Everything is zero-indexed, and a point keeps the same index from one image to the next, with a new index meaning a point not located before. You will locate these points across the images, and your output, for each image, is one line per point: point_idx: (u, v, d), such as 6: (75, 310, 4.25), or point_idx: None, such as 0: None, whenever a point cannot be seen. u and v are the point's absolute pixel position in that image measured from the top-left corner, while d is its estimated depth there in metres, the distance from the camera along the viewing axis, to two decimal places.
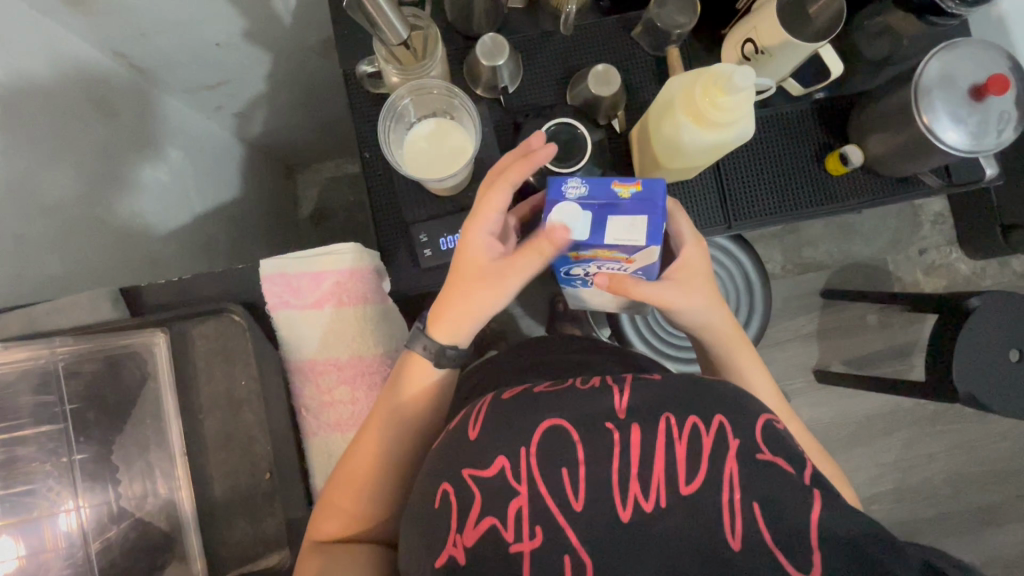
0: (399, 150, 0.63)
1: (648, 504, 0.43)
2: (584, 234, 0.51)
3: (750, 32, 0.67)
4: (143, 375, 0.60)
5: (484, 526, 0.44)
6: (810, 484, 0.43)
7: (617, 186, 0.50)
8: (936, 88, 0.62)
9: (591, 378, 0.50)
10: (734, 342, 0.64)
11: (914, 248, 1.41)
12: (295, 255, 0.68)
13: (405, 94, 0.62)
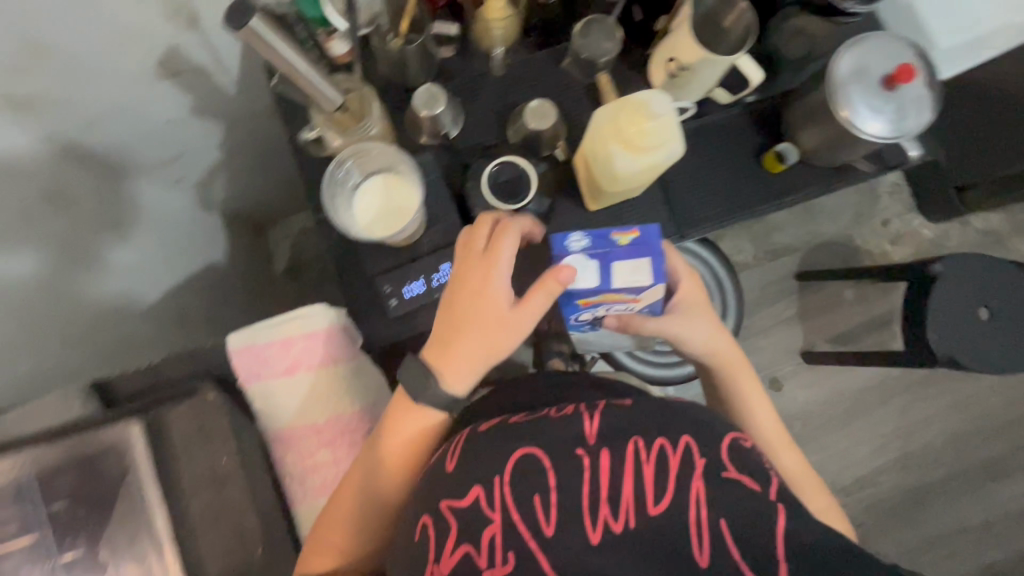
0: (348, 211, 0.64)
1: (618, 524, 0.46)
2: (596, 281, 0.59)
3: (670, 51, 0.70)
4: (124, 468, 0.60)
5: (459, 554, 0.48)
6: (776, 500, 0.47)
7: (616, 236, 0.60)
8: (849, 83, 0.65)
9: (565, 408, 0.55)
10: (731, 369, 0.67)
11: (877, 220, 1.44)
12: (259, 325, 0.69)
13: (345, 157, 0.63)
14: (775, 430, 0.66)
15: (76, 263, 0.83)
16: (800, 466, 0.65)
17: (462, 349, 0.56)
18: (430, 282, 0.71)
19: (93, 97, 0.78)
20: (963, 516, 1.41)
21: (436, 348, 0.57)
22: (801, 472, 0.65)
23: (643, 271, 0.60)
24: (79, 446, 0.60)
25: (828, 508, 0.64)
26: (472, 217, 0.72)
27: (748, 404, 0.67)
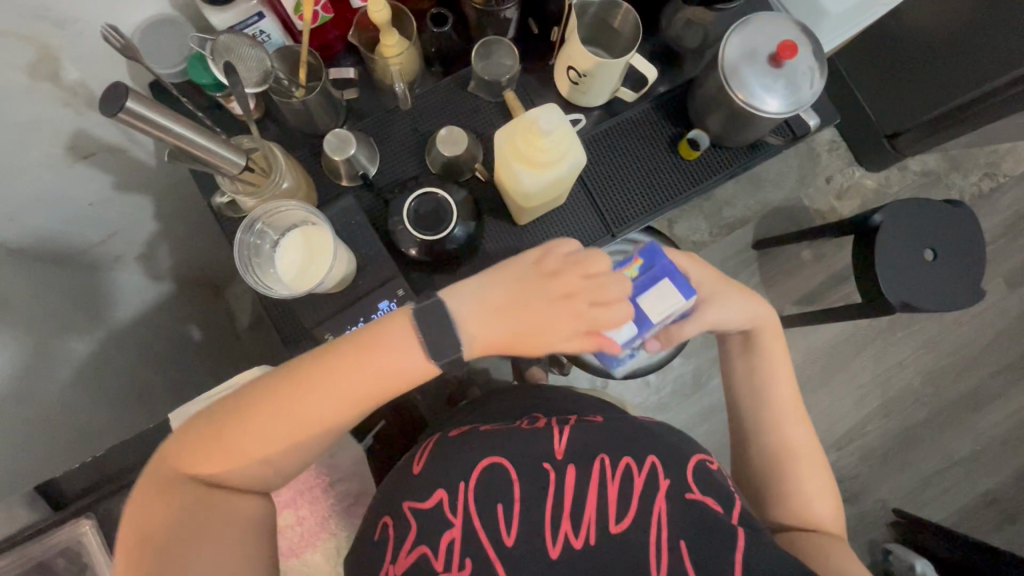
0: (270, 271, 0.65)
1: (579, 540, 0.50)
2: (633, 327, 0.64)
3: (568, 60, 0.71)
4: (80, 567, 0.60)
5: (414, 554, 0.50)
6: (736, 523, 0.51)
7: (625, 271, 0.65)
8: (739, 65, 0.67)
9: (538, 423, 0.59)
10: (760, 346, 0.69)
11: (821, 178, 1.47)
12: (202, 398, 0.70)
13: (255, 219, 0.64)
14: (796, 417, 0.66)
15: (35, 366, 0.81)
16: (806, 455, 0.64)
17: (512, 330, 0.53)
18: (372, 322, 0.71)
19: (10, 194, 0.76)
20: (952, 449, 1.45)
21: (488, 314, 0.52)
22: (804, 461, 0.64)
23: (666, 296, 0.64)
24: (35, 553, 0.59)
25: (823, 504, 0.62)
26: (403, 252, 0.72)
27: (777, 383, 0.67)
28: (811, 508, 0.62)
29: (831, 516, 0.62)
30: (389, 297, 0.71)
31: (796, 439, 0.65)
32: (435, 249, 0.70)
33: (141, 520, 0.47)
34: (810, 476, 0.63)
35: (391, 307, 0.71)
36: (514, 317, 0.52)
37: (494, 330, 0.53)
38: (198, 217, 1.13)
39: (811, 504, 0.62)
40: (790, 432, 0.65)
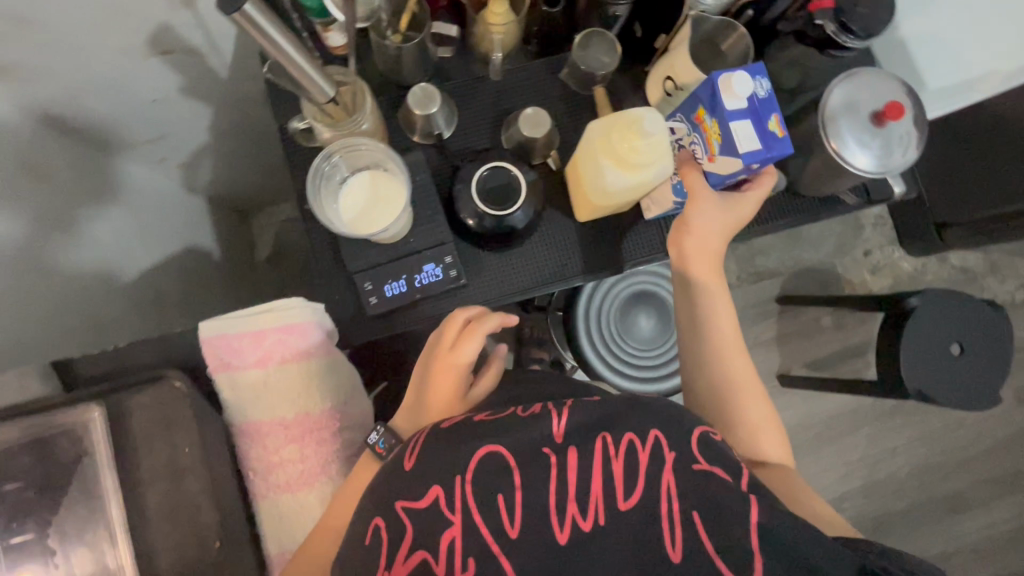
0: (330, 205, 0.64)
1: (587, 523, 0.48)
2: (731, 106, 0.58)
3: (668, 70, 0.70)
4: (79, 453, 0.59)
5: (415, 559, 0.49)
6: (747, 490, 0.48)
7: (775, 123, 0.60)
8: (840, 115, 0.66)
9: (533, 408, 0.56)
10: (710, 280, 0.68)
11: (859, 251, 1.47)
12: (231, 314, 0.66)
13: (331, 152, 0.63)
14: (739, 354, 0.67)
15: (64, 247, 0.82)
16: (748, 388, 0.65)
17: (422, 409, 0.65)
18: (413, 282, 0.71)
19: (77, 71, 0.76)
20: (922, 547, 1.44)
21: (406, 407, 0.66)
22: (753, 390, 0.66)
23: (744, 138, 0.59)
24: (43, 425, 0.59)
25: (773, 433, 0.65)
26: (460, 220, 0.71)
27: (720, 322, 0.67)
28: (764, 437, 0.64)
29: (776, 441, 0.65)
30: (435, 262, 0.71)
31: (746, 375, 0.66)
32: (492, 226, 0.69)
33: None
34: (759, 405, 0.65)
35: (435, 271, 0.71)
36: (427, 402, 0.64)
37: (419, 413, 0.65)
38: (249, 138, 1.13)
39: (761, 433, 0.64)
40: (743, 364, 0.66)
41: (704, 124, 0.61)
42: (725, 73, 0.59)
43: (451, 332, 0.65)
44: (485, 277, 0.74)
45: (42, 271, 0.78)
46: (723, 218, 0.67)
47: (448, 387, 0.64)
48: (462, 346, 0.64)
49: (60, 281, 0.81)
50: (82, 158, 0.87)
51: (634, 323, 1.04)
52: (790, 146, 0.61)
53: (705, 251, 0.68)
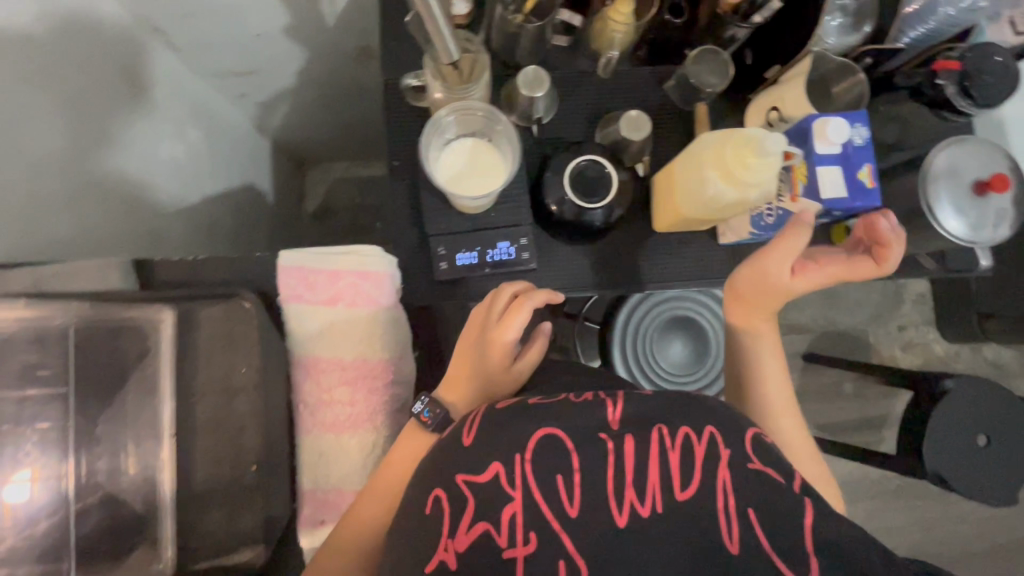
0: (433, 150, 0.65)
1: (646, 508, 0.46)
2: (825, 149, 0.58)
3: (776, 101, 0.70)
4: (143, 351, 0.59)
5: (477, 530, 0.47)
6: (799, 493, 0.47)
7: (865, 173, 0.59)
8: (942, 177, 0.66)
9: (585, 394, 0.55)
10: (758, 338, 0.64)
11: (893, 324, 1.44)
12: (314, 249, 0.68)
13: (450, 111, 0.63)
14: (785, 405, 0.63)
15: (144, 158, 0.83)
16: (794, 438, 0.61)
17: (466, 385, 0.65)
18: (485, 256, 0.71)
19: None
20: None
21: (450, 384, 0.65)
22: (804, 440, 0.62)
23: (834, 185, 0.59)
24: (102, 320, 0.58)
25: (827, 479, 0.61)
26: (542, 204, 0.72)
27: (768, 378, 0.63)
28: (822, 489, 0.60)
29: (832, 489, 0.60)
30: (510, 240, 0.71)
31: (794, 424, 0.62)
32: (571, 217, 0.70)
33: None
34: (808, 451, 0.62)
35: (508, 250, 0.71)
36: (472, 372, 0.65)
37: (464, 387, 0.65)
38: (332, 92, 1.13)
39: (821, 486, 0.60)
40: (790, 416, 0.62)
41: (792, 164, 0.60)
42: (821, 117, 0.58)
43: (500, 303, 0.65)
44: (553, 265, 0.74)
45: (123, 174, 0.80)
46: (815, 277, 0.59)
47: (493, 361, 0.64)
48: (513, 318, 0.63)
49: (132, 189, 0.82)
50: (172, 77, 0.90)
51: (667, 348, 0.97)
52: (878, 199, 0.61)
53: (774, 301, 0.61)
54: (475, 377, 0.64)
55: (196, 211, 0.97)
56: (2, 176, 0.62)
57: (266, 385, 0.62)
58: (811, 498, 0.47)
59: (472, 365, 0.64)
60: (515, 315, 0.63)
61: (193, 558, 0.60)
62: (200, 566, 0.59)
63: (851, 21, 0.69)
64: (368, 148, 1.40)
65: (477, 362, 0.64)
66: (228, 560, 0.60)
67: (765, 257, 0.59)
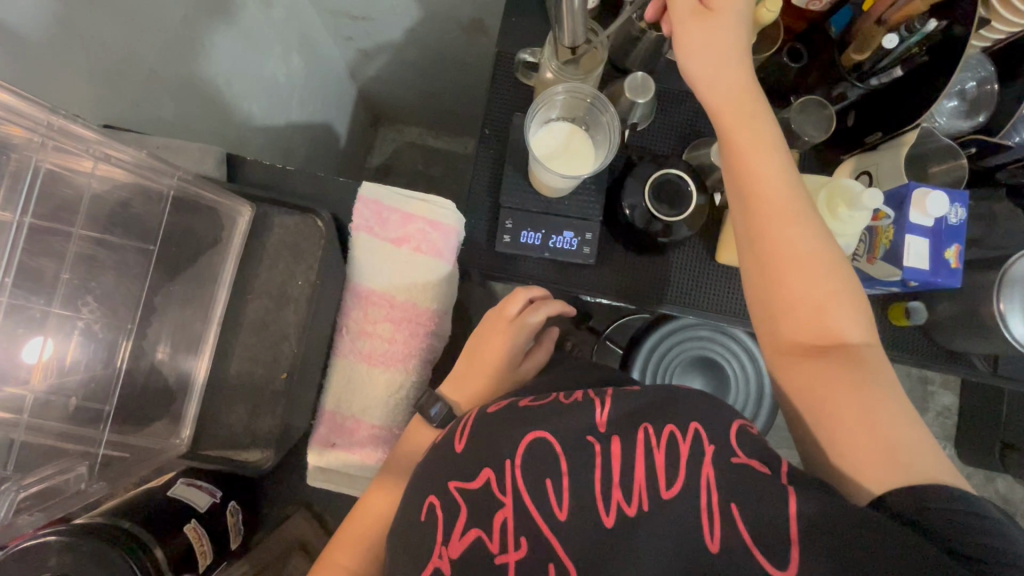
0: (538, 122, 0.67)
1: (632, 509, 0.45)
2: (921, 218, 0.59)
3: (869, 165, 0.70)
4: (216, 238, 0.63)
5: (470, 537, 0.47)
6: (786, 484, 0.43)
7: (953, 255, 0.59)
8: (1020, 282, 0.66)
9: (575, 394, 0.53)
10: (784, 264, 0.50)
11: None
12: (393, 189, 0.73)
13: (564, 91, 0.66)
14: (819, 328, 0.49)
15: (248, 72, 0.86)
16: (831, 379, 0.48)
17: (473, 383, 0.66)
18: (548, 239, 0.72)
19: None
20: None
21: (459, 383, 0.66)
22: (858, 360, 0.48)
23: (919, 254, 0.59)
24: (192, 197, 0.61)
25: (911, 437, 0.45)
26: (616, 205, 0.73)
27: (788, 309, 0.50)
28: (891, 459, 0.44)
29: (914, 439, 0.45)
30: (575, 232, 0.72)
31: (840, 342, 0.49)
32: (640, 226, 0.70)
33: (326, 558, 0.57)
34: (877, 391, 0.47)
35: (571, 241, 0.72)
36: (478, 369, 0.66)
37: (470, 387, 0.66)
38: (433, 58, 1.13)
39: (876, 447, 0.45)
40: (832, 317, 0.49)
41: (879, 226, 0.62)
42: (922, 187, 0.58)
43: (513, 308, 0.67)
44: (611, 270, 0.75)
45: (227, 79, 0.82)
46: (778, 174, 0.52)
47: (500, 356, 0.66)
48: (527, 321, 0.67)
49: (229, 96, 0.84)
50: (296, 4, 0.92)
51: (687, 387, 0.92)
52: (960, 280, 0.60)
53: (789, 209, 0.51)
54: (483, 375, 0.66)
55: (278, 132, 1.00)
56: (133, 48, 0.66)
57: (316, 302, 0.65)
58: (799, 490, 0.43)
59: (480, 365, 0.66)
60: (529, 318, 0.67)
61: (207, 442, 0.63)
62: (212, 453, 0.62)
63: (965, 108, 0.69)
64: (447, 121, 1.40)
65: (486, 362, 0.66)
66: (237, 454, 0.63)
67: (746, 151, 0.52)
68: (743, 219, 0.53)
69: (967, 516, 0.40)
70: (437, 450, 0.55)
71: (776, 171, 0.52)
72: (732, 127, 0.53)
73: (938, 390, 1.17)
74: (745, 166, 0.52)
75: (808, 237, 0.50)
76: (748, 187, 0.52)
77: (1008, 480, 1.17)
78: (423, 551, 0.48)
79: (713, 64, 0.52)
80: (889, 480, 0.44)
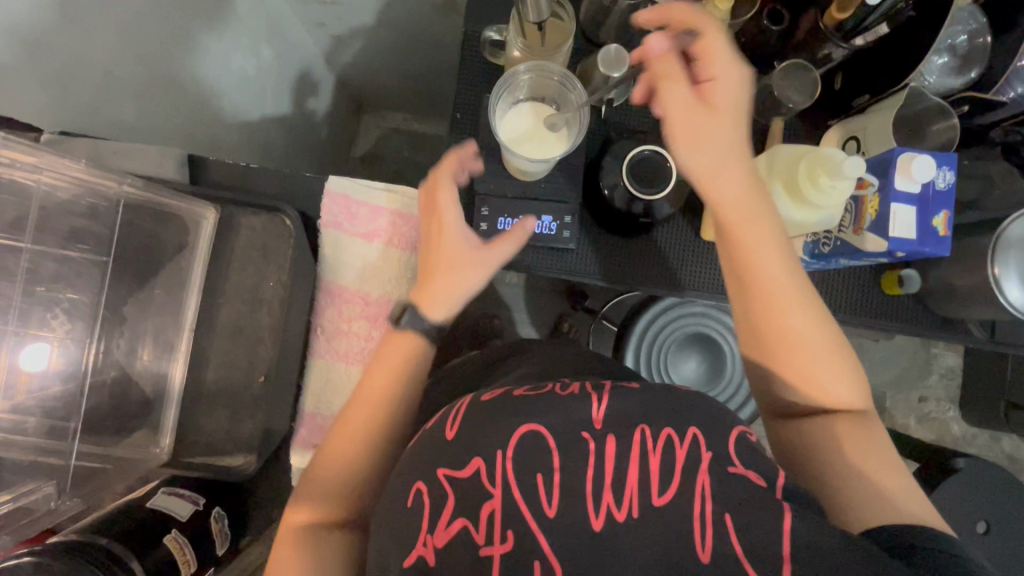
0: (502, 106, 0.65)
1: (622, 513, 0.41)
2: (907, 185, 0.57)
3: (857, 131, 0.67)
4: (181, 244, 0.62)
5: (455, 527, 0.42)
6: (780, 498, 0.41)
7: (939, 225, 0.58)
8: (1015, 245, 0.63)
9: (571, 385, 0.49)
10: (793, 351, 0.48)
11: (915, 393, 1.15)
12: (363, 183, 0.71)
13: (527, 70, 0.64)
14: (822, 404, 0.49)
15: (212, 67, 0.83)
16: (828, 433, 0.48)
17: (431, 264, 0.55)
18: None
19: None
20: None
21: (416, 287, 0.56)
22: (862, 430, 0.48)
23: (907, 224, 0.57)
24: (149, 201, 0.59)
25: (900, 484, 0.45)
26: (595, 186, 0.71)
27: (795, 381, 0.49)
28: (872, 497, 0.44)
29: (894, 483, 0.45)
30: (554, 216, 0.70)
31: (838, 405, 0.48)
32: (621, 207, 0.68)
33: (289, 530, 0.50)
34: (877, 450, 0.47)
35: (550, 225, 0.70)
36: (430, 248, 0.56)
37: (430, 281, 0.55)
38: (408, 40, 1.08)
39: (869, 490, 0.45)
40: (833, 390, 0.48)
41: (864, 195, 0.59)
42: (906, 152, 0.56)
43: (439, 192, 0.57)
44: (594, 253, 0.73)
45: (192, 76, 0.78)
46: (784, 260, 0.50)
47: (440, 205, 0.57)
48: (443, 195, 0.57)
49: (196, 95, 0.80)
50: None
51: (682, 361, 0.91)
52: (948, 249, 0.58)
53: (794, 295, 0.49)
54: (438, 264, 0.55)
55: (251, 129, 0.95)
56: (84, 50, 0.63)
57: (290, 303, 0.64)
58: (794, 506, 0.40)
59: (433, 219, 0.57)
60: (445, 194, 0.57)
61: (188, 450, 0.62)
62: (194, 461, 0.62)
63: (957, 64, 0.65)
64: (431, 105, 1.34)
65: (432, 237, 0.56)
66: (219, 461, 0.62)
67: (759, 245, 0.49)
68: (740, 302, 0.50)
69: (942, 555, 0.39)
70: (429, 434, 0.49)
71: (782, 254, 0.50)
72: (733, 220, 0.50)
73: (942, 352, 1.16)
74: (745, 253, 0.50)
75: (815, 324, 0.48)
76: (755, 282, 0.49)
77: (1015, 440, 1.16)
78: (403, 540, 0.44)
79: (722, 153, 0.50)
80: (874, 516, 0.43)
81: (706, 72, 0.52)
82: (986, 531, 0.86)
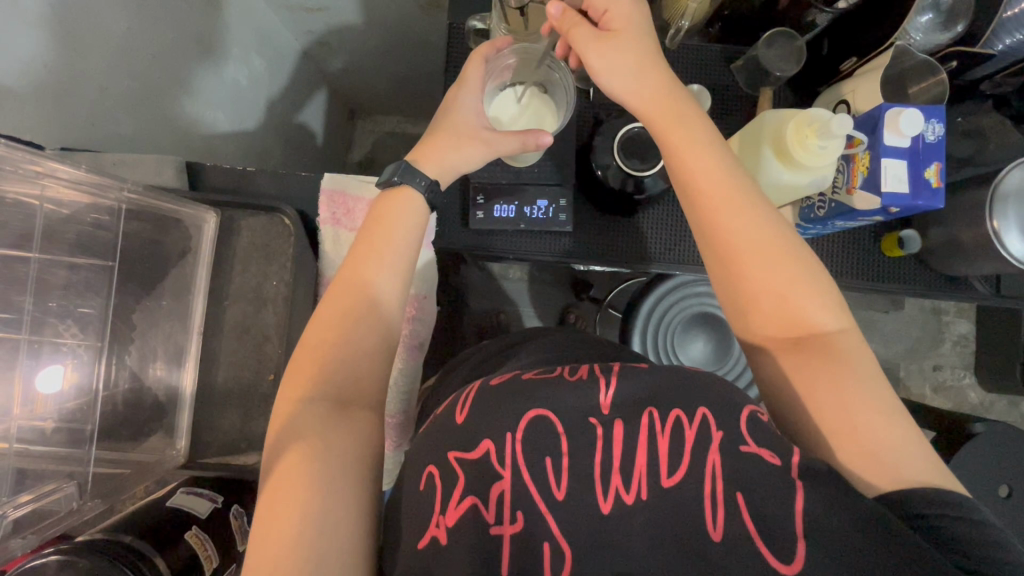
0: (535, 90, 0.67)
1: (630, 496, 0.41)
2: (895, 141, 0.57)
3: (847, 93, 0.66)
4: (186, 247, 0.64)
5: (464, 506, 0.42)
6: (794, 476, 0.40)
7: (930, 177, 0.57)
8: (1012, 197, 0.62)
9: (579, 370, 0.48)
10: (740, 257, 0.49)
11: (929, 362, 1.14)
12: (358, 178, 0.73)
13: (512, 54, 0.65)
14: (787, 317, 0.48)
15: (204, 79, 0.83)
16: (816, 376, 0.46)
17: (438, 139, 0.61)
18: (522, 211, 0.71)
19: None
20: None
21: (422, 146, 0.61)
22: (837, 352, 0.47)
23: (900, 178, 0.57)
24: (151, 207, 0.62)
25: (896, 436, 0.43)
26: (588, 169, 0.71)
27: (755, 298, 0.49)
28: (887, 461, 0.42)
29: (909, 444, 0.43)
30: (549, 200, 0.71)
31: (811, 329, 0.48)
32: (614, 185, 0.68)
33: (290, 404, 0.48)
34: (859, 389, 0.45)
35: (546, 209, 0.71)
36: (438, 130, 0.62)
37: (435, 142, 0.61)
38: (397, 43, 1.08)
39: (865, 444, 0.43)
40: (802, 304, 0.48)
41: (855, 153, 0.60)
42: (895, 107, 0.57)
43: (467, 71, 0.63)
44: (592, 234, 0.73)
45: (183, 86, 0.79)
46: (720, 164, 0.52)
47: (456, 97, 0.63)
48: (469, 72, 0.63)
49: (188, 105, 0.81)
50: None
51: (685, 345, 0.90)
52: (943, 201, 0.58)
53: (732, 196, 0.50)
54: (445, 137, 0.61)
55: (248, 137, 0.96)
56: (78, 66, 0.64)
57: (294, 301, 0.66)
58: (807, 483, 0.40)
59: (445, 113, 0.63)
60: (469, 68, 0.63)
61: (203, 450, 0.64)
62: (210, 461, 0.63)
63: (943, 20, 0.64)
64: (424, 106, 1.34)
65: (444, 125, 0.62)
66: (235, 460, 0.64)
67: (686, 148, 0.52)
68: (691, 210, 0.52)
69: (958, 522, 0.39)
70: (437, 420, 0.48)
71: (718, 160, 0.52)
72: (663, 126, 0.53)
73: (954, 320, 1.14)
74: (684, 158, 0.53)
75: (755, 224, 0.49)
76: (691, 184, 0.52)
77: None
78: (417, 524, 0.44)
79: (632, 73, 0.53)
80: (891, 477, 0.42)
81: (601, 5, 0.54)
82: (1010, 495, 0.84)
